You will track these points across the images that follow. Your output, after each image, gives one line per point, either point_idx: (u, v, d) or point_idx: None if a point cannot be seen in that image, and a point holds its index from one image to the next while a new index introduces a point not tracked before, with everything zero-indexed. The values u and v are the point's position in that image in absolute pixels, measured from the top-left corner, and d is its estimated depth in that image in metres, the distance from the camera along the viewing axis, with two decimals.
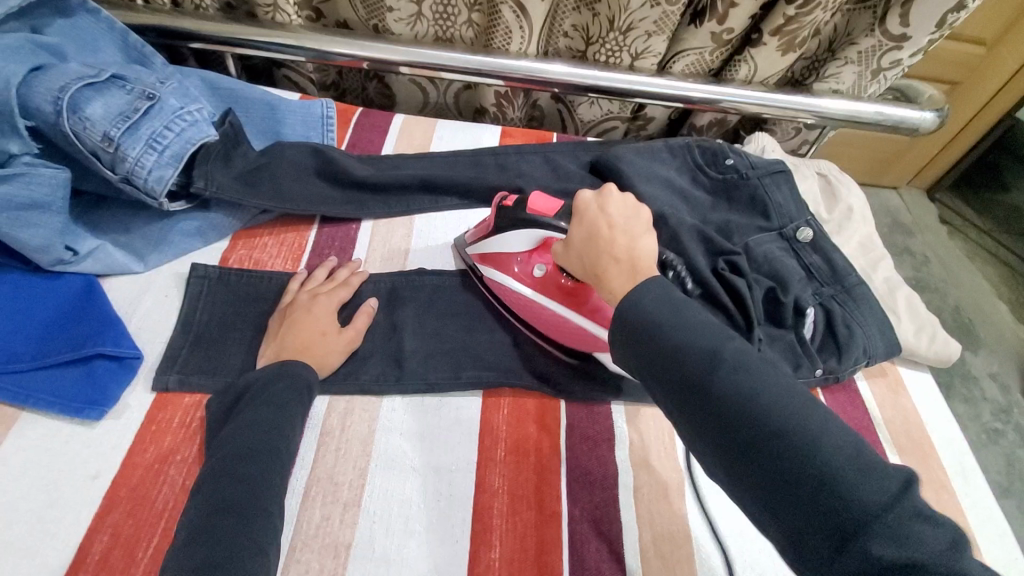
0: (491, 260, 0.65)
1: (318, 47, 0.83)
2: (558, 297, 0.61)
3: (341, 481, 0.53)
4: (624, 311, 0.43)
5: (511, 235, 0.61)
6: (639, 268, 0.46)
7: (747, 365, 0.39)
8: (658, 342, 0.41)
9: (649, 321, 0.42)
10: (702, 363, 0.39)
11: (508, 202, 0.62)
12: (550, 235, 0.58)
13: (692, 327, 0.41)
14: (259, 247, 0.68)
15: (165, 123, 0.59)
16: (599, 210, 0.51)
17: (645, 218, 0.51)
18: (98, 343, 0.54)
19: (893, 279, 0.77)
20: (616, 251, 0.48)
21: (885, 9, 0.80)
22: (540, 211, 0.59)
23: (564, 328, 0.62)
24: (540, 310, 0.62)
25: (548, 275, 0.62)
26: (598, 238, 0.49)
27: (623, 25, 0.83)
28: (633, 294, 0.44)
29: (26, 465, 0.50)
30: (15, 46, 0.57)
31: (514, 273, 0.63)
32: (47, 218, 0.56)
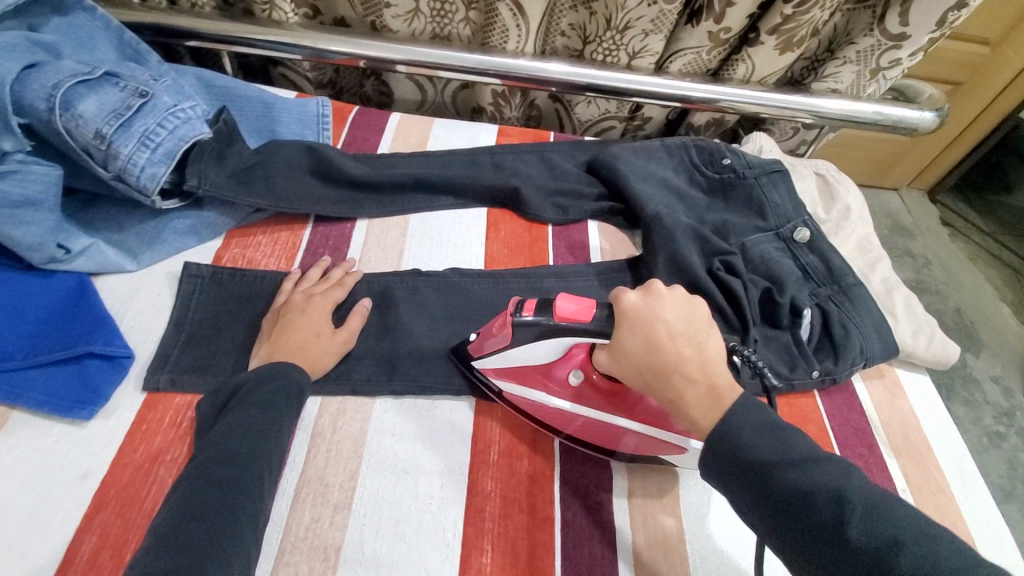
0: (511, 374, 0.57)
1: (314, 44, 0.83)
2: (602, 403, 0.54)
3: (332, 482, 0.53)
4: (724, 443, 0.43)
5: (536, 349, 0.53)
6: (719, 388, 0.45)
7: (870, 505, 0.39)
8: (772, 485, 0.41)
9: (761, 459, 0.42)
10: (830, 510, 0.39)
11: (527, 311, 0.51)
12: (584, 343, 0.51)
13: (806, 464, 0.41)
14: (252, 246, 0.67)
15: (158, 121, 0.58)
16: (653, 317, 0.47)
17: (701, 312, 0.49)
18: (90, 342, 0.54)
19: (891, 280, 0.76)
20: (688, 369, 0.46)
21: (884, 8, 0.79)
22: (573, 320, 0.49)
23: (612, 436, 0.55)
24: (582, 422, 0.56)
25: (585, 382, 0.54)
26: (665, 354, 0.46)
27: (620, 24, 0.82)
28: (731, 428, 0.43)
29: (15, 464, 0.50)
30: (11, 44, 0.57)
31: (548, 387, 0.55)
32: (39, 216, 0.56)
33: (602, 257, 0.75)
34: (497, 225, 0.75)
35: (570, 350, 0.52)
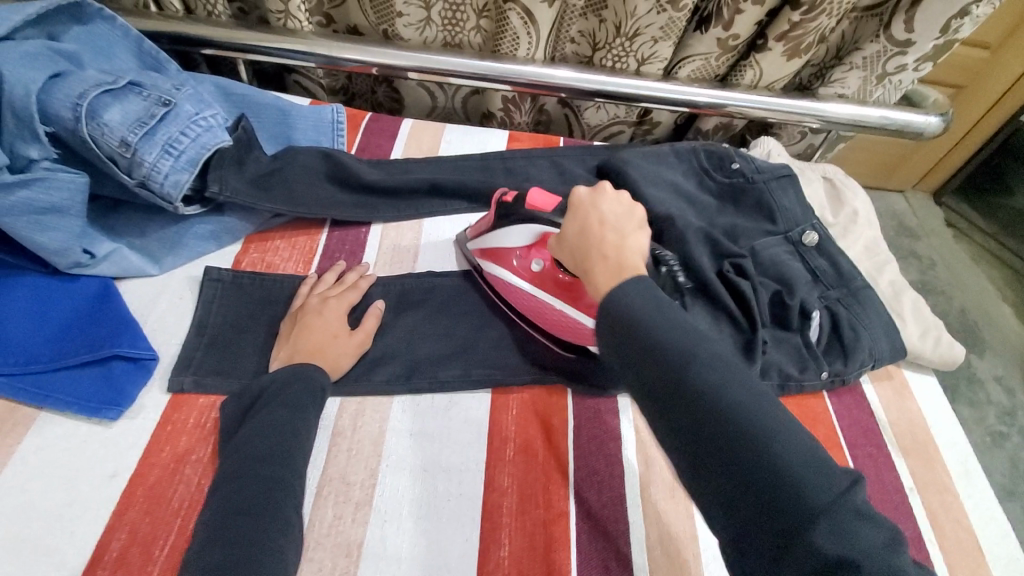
0: (490, 253, 0.66)
1: (328, 53, 0.84)
2: (555, 292, 0.62)
3: (353, 481, 0.54)
4: (606, 303, 0.43)
5: (510, 232, 0.63)
6: (626, 266, 0.46)
7: (721, 367, 0.39)
8: (638, 336, 0.40)
9: (630, 314, 0.41)
10: (681, 360, 0.39)
11: (508, 199, 0.64)
12: (548, 231, 0.60)
13: (671, 323, 0.41)
14: (270, 250, 0.69)
15: (181, 129, 0.60)
16: (592, 205, 0.51)
17: (637, 215, 0.52)
18: (115, 344, 0.56)
19: (898, 282, 0.77)
20: (604, 245, 0.48)
21: (890, 16, 0.81)
22: (539, 207, 0.60)
23: (561, 322, 0.62)
24: (538, 304, 0.63)
25: (545, 270, 0.62)
26: (589, 233, 0.50)
27: (630, 31, 0.83)
28: (620, 288, 0.43)
29: (46, 464, 0.51)
30: (34, 52, 0.58)
31: (513, 266, 0.64)
32: (64, 222, 0.57)
33: None
34: None
35: (536, 237, 0.61)
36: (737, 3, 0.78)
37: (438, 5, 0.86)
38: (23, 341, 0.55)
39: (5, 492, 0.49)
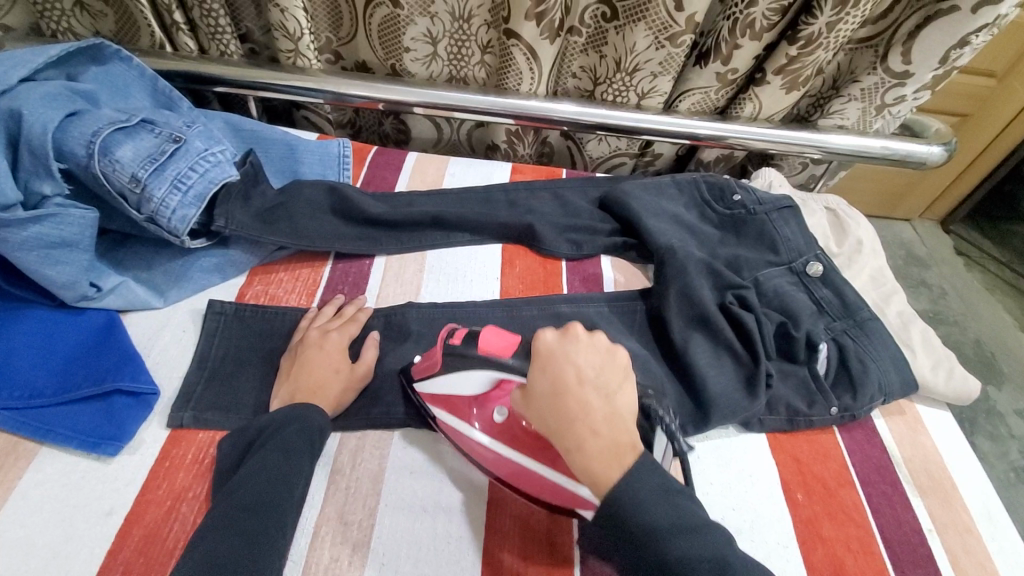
0: (442, 402, 0.57)
1: (336, 89, 0.87)
2: (522, 449, 0.54)
3: (351, 520, 0.53)
4: (619, 510, 0.42)
5: (462, 379, 0.54)
6: (621, 445, 0.45)
7: (744, 573, 0.41)
8: (663, 558, 0.40)
9: (650, 527, 0.41)
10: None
11: (456, 341, 0.54)
12: (505, 378, 0.51)
13: (693, 533, 0.41)
14: (274, 283, 0.69)
15: (189, 165, 0.61)
16: (566, 355, 0.48)
17: (616, 363, 0.49)
18: (118, 378, 0.56)
19: (906, 313, 0.76)
20: (593, 421, 0.45)
21: (886, 48, 0.82)
22: (494, 354, 0.51)
23: (532, 483, 0.53)
24: (504, 462, 0.54)
25: (510, 420, 0.56)
26: (569, 398, 0.46)
27: (629, 66, 0.85)
28: (628, 486, 0.42)
29: (40, 502, 0.50)
30: (52, 93, 0.60)
31: (474, 421, 0.56)
32: (74, 255, 0.58)
33: (615, 288, 0.77)
34: (512, 261, 0.77)
35: (495, 384, 0.53)
36: (733, 38, 0.80)
37: (443, 40, 0.88)
38: (26, 375, 0.55)
39: (1, 528, 0.48)
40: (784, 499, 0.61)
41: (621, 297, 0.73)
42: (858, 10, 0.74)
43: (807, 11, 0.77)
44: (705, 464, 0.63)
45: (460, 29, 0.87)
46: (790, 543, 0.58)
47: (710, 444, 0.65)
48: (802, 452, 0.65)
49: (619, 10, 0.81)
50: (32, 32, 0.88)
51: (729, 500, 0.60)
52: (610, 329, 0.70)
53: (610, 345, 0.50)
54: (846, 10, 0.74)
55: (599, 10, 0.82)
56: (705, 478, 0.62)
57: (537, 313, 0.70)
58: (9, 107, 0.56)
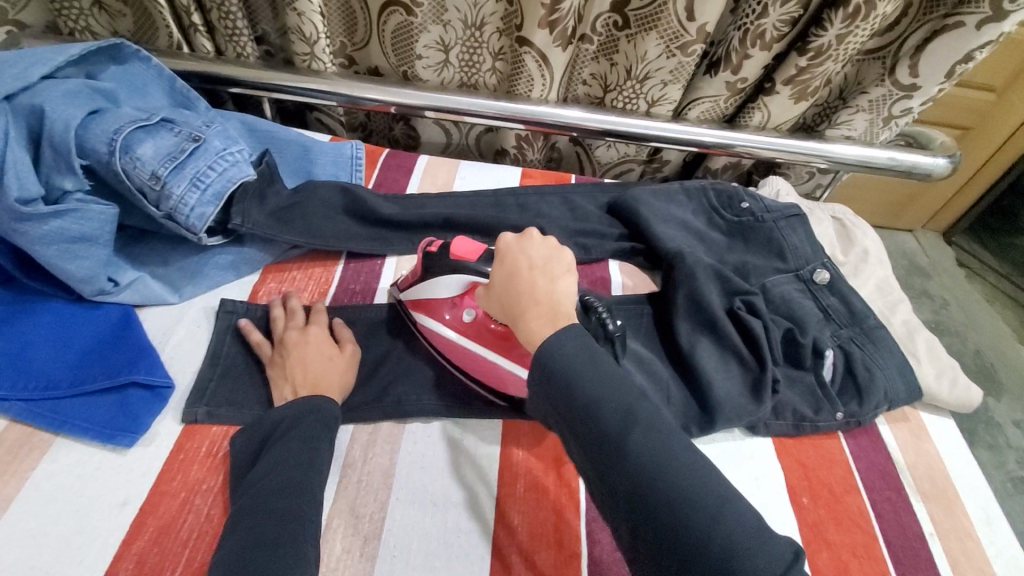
0: (421, 307, 0.64)
1: (350, 92, 0.88)
2: (486, 342, 0.61)
3: (362, 514, 0.53)
4: (541, 355, 0.44)
5: (440, 283, 0.61)
6: (559, 312, 0.47)
7: (655, 427, 0.40)
8: (572, 393, 0.42)
9: (565, 370, 0.42)
10: (618, 420, 0.40)
11: (432, 249, 0.61)
12: (476, 281, 0.58)
13: (604, 379, 0.42)
14: (287, 280, 0.70)
15: (208, 164, 0.62)
16: (519, 248, 0.52)
17: (566, 256, 0.52)
18: (133, 372, 0.57)
19: (911, 322, 0.77)
20: (536, 294, 0.48)
21: (894, 61, 0.83)
22: (463, 256, 0.58)
23: (493, 375, 0.61)
24: (469, 356, 0.62)
25: (477, 320, 0.62)
26: (519, 279, 0.50)
27: (640, 74, 0.86)
28: (554, 340, 0.44)
29: (55, 492, 0.51)
30: (74, 90, 0.60)
31: (445, 319, 0.63)
32: (92, 251, 0.59)
33: (623, 292, 0.78)
34: None
35: (465, 287, 0.60)
36: (744, 48, 0.81)
37: (456, 48, 0.90)
38: (42, 367, 0.56)
39: (16, 518, 0.49)
40: (790, 503, 0.62)
41: (628, 301, 0.74)
42: (867, 24, 0.76)
43: (817, 23, 0.78)
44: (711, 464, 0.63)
45: (472, 37, 0.88)
46: (795, 546, 0.58)
47: (717, 447, 0.65)
48: (808, 457, 0.66)
49: (631, 19, 0.82)
50: (52, 31, 0.89)
51: None
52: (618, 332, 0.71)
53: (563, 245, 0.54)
54: (856, 23, 0.76)
55: (611, 19, 0.83)
56: None
57: None
58: (32, 104, 0.57)
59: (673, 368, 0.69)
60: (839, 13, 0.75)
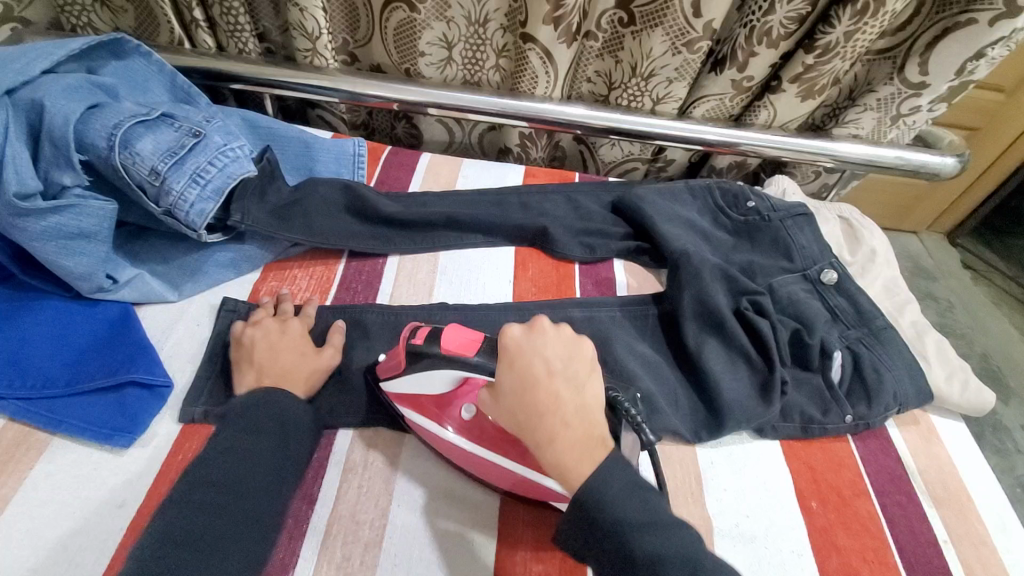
0: (411, 403, 0.56)
1: (352, 89, 0.87)
2: (492, 445, 0.53)
3: (363, 520, 0.52)
4: (590, 504, 0.42)
5: (431, 379, 0.53)
6: (592, 438, 0.46)
7: (717, 572, 0.41)
8: (631, 552, 0.41)
9: (620, 523, 0.42)
10: (683, 574, 0.40)
11: (419, 340, 0.53)
12: (472, 377, 0.51)
13: (661, 526, 0.42)
14: (289, 279, 0.69)
15: (209, 160, 0.61)
16: (533, 349, 0.48)
17: (582, 354, 0.50)
18: (132, 370, 0.56)
19: (920, 323, 0.75)
20: (565, 414, 0.46)
21: (903, 60, 0.82)
22: (457, 352, 0.51)
23: (502, 477, 0.53)
24: (471, 458, 0.54)
25: (477, 418, 0.55)
26: (540, 392, 0.47)
27: (645, 71, 0.85)
28: (600, 482, 0.43)
29: (51, 492, 0.50)
30: (73, 85, 0.60)
31: (440, 421, 0.55)
32: (91, 247, 0.58)
33: (627, 292, 0.77)
34: (525, 264, 0.77)
35: (460, 383, 0.52)
36: (750, 46, 0.80)
37: (459, 45, 0.89)
38: (40, 366, 0.55)
39: (12, 518, 0.48)
40: (798, 507, 0.61)
41: (633, 301, 0.73)
42: (875, 23, 0.75)
43: (824, 20, 0.77)
44: (718, 469, 0.62)
45: (476, 33, 0.87)
46: (805, 552, 0.57)
47: (724, 450, 0.64)
48: (817, 461, 0.65)
49: (636, 15, 0.81)
50: (55, 27, 0.89)
51: (743, 506, 0.60)
52: (623, 333, 0.70)
53: (575, 337, 0.51)
54: (864, 21, 0.75)
55: (616, 16, 0.82)
56: (718, 485, 0.61)
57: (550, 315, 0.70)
58: (32, 99, 0.56)
59: (679, 369, 0.69)
60: (846, 10, 0.74)
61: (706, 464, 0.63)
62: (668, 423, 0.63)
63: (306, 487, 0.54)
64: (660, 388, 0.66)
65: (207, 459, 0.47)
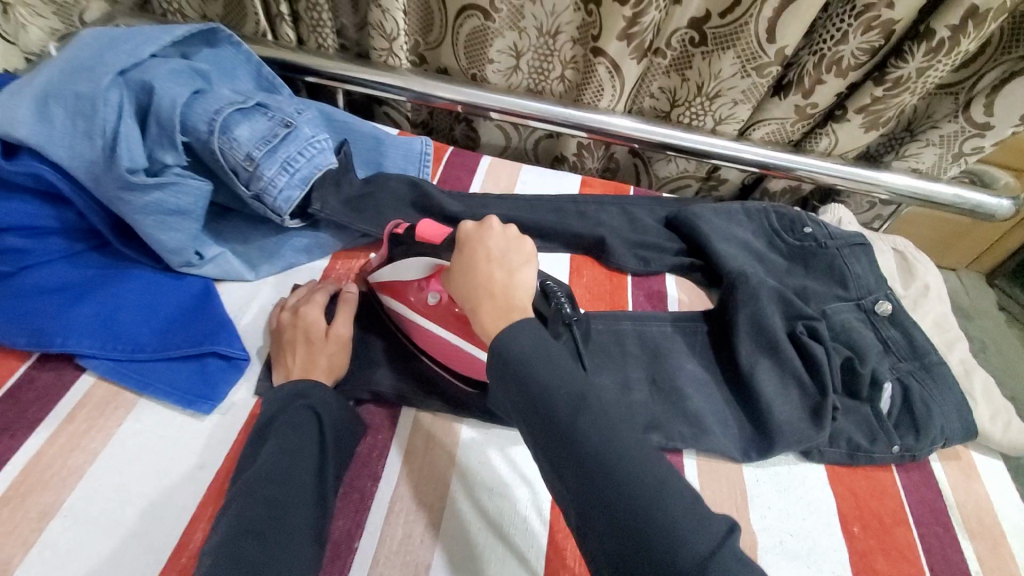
0: (388, 287, 0.65)
1: (422, 89, 0.90)
2: (448, 325, 0.60)
3: (424, 502, 0.55)
4: (495, 345, 0.44)
5: (403, 264, 0.61)
6: (512, 307, 0.48)
7: (603, 414, 0.41)
8: (525, 380, 0.42)
9: (520, 356, 0.43)
10: (568, 404, 0.41)
11: (400, 231, 0.62)
12: (437, 263, 0.58)
13: (559, 366, 0.43)
14: (356, 267, 0.72)
15: (299, 150, 0.65)
16: (478, 239, 0.52)
17: (526, 249, 0.52)
18: (214, 342, 0.59)
19: (970, 361, 0.75)
20: (492, 285, 0.49)
21: (969, 97, 0.82)
22: (426, 238, 0.57)
23: (458, 356, 0.61)
24: (431, 336, 0.62)
25: (440, 304, 0.61)
26: (476, 269, 0.50)
27: (710, 91, 0.87)
28: (508, 331, 0.45)
29: (138, 450, 0.53)
30: (179, 69, 0.63)
31: (411, 303, 0.63)
32: (184, 224, 0.61)
33: (678, 307, 0.78)
34: (580, 271, 0.79)
35: (430, 270, 0.59)
36: (818, 73, 0.81)
37: (527, 55, 0.91)
38: (129, 331, 0.59)
39: (101, 472, 0.51)
40: (841, 530, 0.61)
41: (684, 316, 0.74)
42: (949, 59, 0.75)
43: (897, 54, 0.78)
44: (763, 487, 0.63)
45: (545, 44, 0.89)
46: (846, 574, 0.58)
47: (771, 469, 0.65)
48: (861, 487, 0.65)
49: (709, 36, 0.82)
50: (139, 8, 0.91)
51: (787, 524, 0.61)
52: (673, 350, 0.71)
53: (524, 236, 0.53)
54: (938, 58, 0.75)
55: (688, 35, 0.84)
56: (763, 502, 0.62)
57: (603, 328, 0.71)
58: (143, 79, 0.60)
59: (728, 387, 0.70)
60: (920, 47, 0.75)
61: (752, 482, 0.64)
62: (715, 441, 0.64)
63: (369, 466, 0.57)
64: (708, 405, 0.67)
65: (288, 445, 0.50)
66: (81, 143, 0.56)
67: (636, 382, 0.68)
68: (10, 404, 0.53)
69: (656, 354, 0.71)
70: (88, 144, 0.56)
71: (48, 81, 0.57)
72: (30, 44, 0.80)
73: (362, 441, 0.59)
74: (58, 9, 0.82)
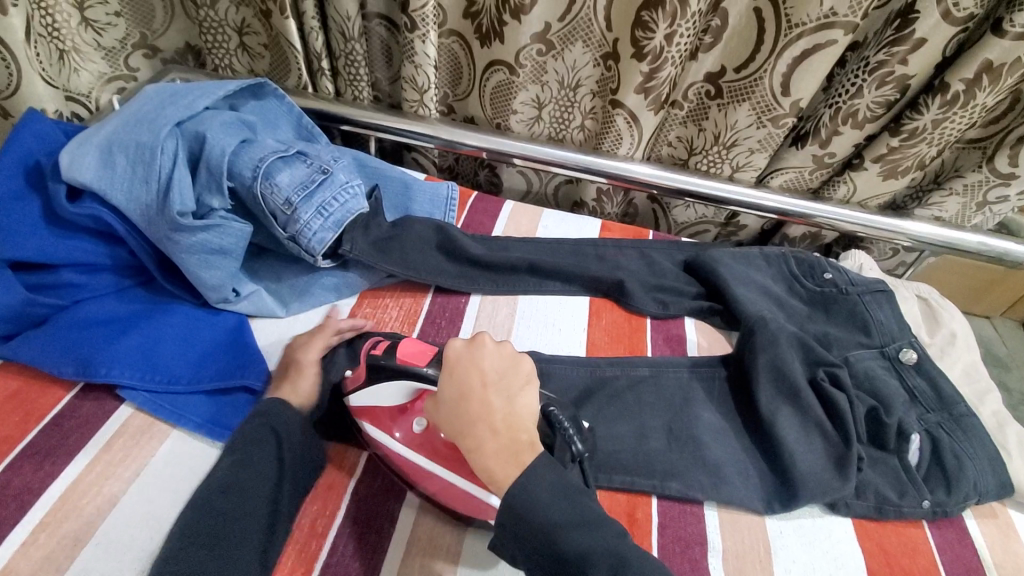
0: (367, 415, 0.61)
1: (450, 137, 0.95)
2: (435, 457, 0.57)
3: (440, 544, 0.57)
4: (517, 509, 0.46)
5: (384, 390, 0.59)
6: (519, 443, 0.49)
7: (637, 567, 0.44)
8: (559, 549, 0.44)
9: (548, 522, 0.45)
10: (607, 569, 0.43)
11: (378, 352, 0.59)
12: (424, 387, 0.56)
13: (591, 527, 0.46)
14: (381, 307, 0.75)
15: (333, 195, 0.69)
16: (472, 360, 0.52)
17: (521, 370, 0.54)
18: (246, 377, 0.62)
19: (1002, 414, 0.73)
20: (494, 420, 0.50)
21: (994, 150, 0.83)
22: (410, 360, 0.57)
23: (446, 490, 0.57)
24: (416, 469, 0.58)
25: (426, 431, 0.59)
26: (473, 399, 0.50)
27: (728, 140, 0.89)
28: (523, 485, 0.46)
29: (169, 480, 0.55)
30: (229, 121, 0.68)
31: (390, 432, 0.59)
32: (225, 263, 0.65)
33: (698, 351, 0.78)
34: (598, 313, 0.80)
35: (412, 393, 0.58)
36: (834, 125, 0.83)
37: (549, 106, 0.95)
38: (168, 363, 0.62)
39: (134, 500, 0.53)
40: None
41: (703, 361, 0.74)
42: (966, 112, 0.77)
43: (912, 106, 0.80)
44: (789, 540, 0.62)
45: (566, 97, 0.93)
46: None
47: (797, 523, 0.64)
48: (890, 543, 0.63)
49: (724, 90, 0.86)
50: (179, 56, 0.97)
51: None
52: (693, 396, 0.71)
53: (517, 353, 0.55)
54: (953, 110, 0.77)
55: (704, 88, 0.87)
56: (789, 555, 0.61)
57: (621, 371, 0.72)
58: (195, 130, 0.65)
59: (749, 436, 0.69)
60: (935, 99, 0.77)
61: (776, 533, 0.62)
62: (735, 491, 0.64)
63: (388, 506, 0.59)
64: (729, 456, 0.67)
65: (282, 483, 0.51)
66: (137, 188, 0.61)
67: (653, 429, 0.68)
68: (54, 431, 0.56)
69: (674, 400, 0.71)
70: (143, 189, 0.61)
71: (112, 131, 0.63)
72: (77, 86, 0.86)
73: (354, 480, 0.60)
74: (107, 54, 0.88)
